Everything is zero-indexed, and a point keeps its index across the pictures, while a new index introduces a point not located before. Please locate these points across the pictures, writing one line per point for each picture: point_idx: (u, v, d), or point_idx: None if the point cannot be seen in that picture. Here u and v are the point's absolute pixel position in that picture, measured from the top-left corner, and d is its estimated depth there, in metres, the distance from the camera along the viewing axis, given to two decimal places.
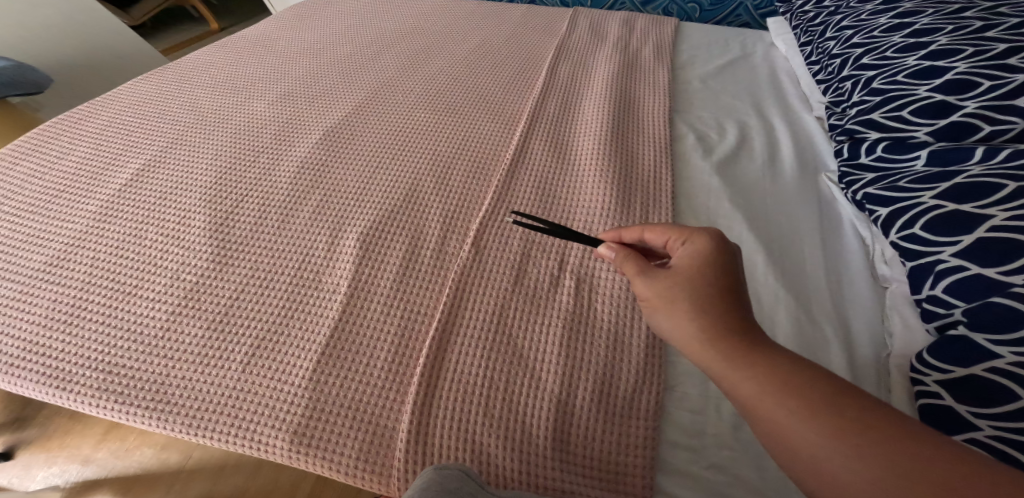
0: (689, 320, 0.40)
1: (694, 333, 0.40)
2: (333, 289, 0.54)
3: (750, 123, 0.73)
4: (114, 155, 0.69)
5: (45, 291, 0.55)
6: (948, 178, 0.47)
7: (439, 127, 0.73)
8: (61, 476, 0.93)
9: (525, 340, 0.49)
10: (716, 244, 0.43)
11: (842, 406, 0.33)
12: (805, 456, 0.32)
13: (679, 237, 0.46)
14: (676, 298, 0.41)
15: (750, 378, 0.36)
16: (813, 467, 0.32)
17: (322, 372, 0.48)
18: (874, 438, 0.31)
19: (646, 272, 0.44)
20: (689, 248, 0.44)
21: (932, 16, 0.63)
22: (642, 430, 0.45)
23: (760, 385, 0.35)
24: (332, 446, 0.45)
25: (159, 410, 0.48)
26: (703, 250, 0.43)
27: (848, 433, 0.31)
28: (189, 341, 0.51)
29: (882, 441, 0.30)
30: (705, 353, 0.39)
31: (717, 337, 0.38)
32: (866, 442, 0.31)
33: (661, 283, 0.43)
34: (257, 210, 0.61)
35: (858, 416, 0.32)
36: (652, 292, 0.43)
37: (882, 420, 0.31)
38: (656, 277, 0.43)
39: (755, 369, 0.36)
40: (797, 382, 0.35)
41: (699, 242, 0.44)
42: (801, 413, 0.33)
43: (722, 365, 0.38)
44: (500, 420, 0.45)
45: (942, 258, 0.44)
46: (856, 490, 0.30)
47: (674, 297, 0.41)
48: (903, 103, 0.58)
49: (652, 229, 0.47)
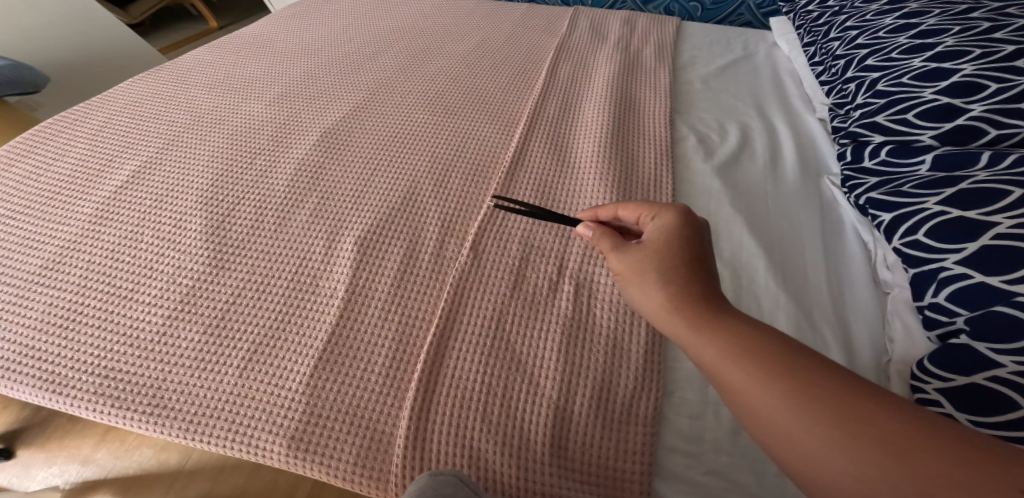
0: (656, 290, 0.42)
1: (659, 300, 0.41)
2: (330, 293, 0.54)
3: (752, 125, 0.72)
4: (109, 156, 0.68)
5: (41, 295, 0.55)
6: (953, 183, 0.46)
7: (437, 129, 0.72)
8: (61, 476, 0.93)
9: (523, 345, 0.49)
10: (683, 219, 0.46)
11: (803, 368, 0.33)
12: (758, 414, 0.33)
13: (649, 212, 0.48)
14: (646, 269, 0.43)
15: (710, 342, 0.37)
16: (773, 426, 0.32)
17: (319, 377, 0.48)
18: (833, 397, 0.31)
19: (621, 247, 0.46)
20: (659, 222, 0.46)
21: (939, 17, 0.63)
22: (640, 436, 0.44)
23: (722, 349, 0.36)
24: (329, 451, 0.45)
25: (155, 415, 0.48)
26: (673, 226, 0.45)
27: (806, 392, 0.32)
28: (186, 345, 0.51)
29: (828, 400, 0.31)
30: (670, 319, 0.40)
31: (682, 305, 0.40)
32: (823, 400, 0.31)
33: (633, 256, 0.45)
34: (253, 212, 0.61)
35: (817, 377, 0.32)
36: (625, 265, 0.45)
37: (840, 381, 0.32)
38: (628, 251, 0.46)
39: (715, 334, 0.37)
40: (759, 346, 0.35)
41: (669, 217, 0.46)
42: (753, 373, 0.34)
43: (687, 333, 0.39)
44: (498, 426, 0.44)
45: (946, 265, 0.43)
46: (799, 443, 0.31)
47: (643, 268, 0.44)
48: (908, 106, 0.57)
49: (624, 207, 0.49)
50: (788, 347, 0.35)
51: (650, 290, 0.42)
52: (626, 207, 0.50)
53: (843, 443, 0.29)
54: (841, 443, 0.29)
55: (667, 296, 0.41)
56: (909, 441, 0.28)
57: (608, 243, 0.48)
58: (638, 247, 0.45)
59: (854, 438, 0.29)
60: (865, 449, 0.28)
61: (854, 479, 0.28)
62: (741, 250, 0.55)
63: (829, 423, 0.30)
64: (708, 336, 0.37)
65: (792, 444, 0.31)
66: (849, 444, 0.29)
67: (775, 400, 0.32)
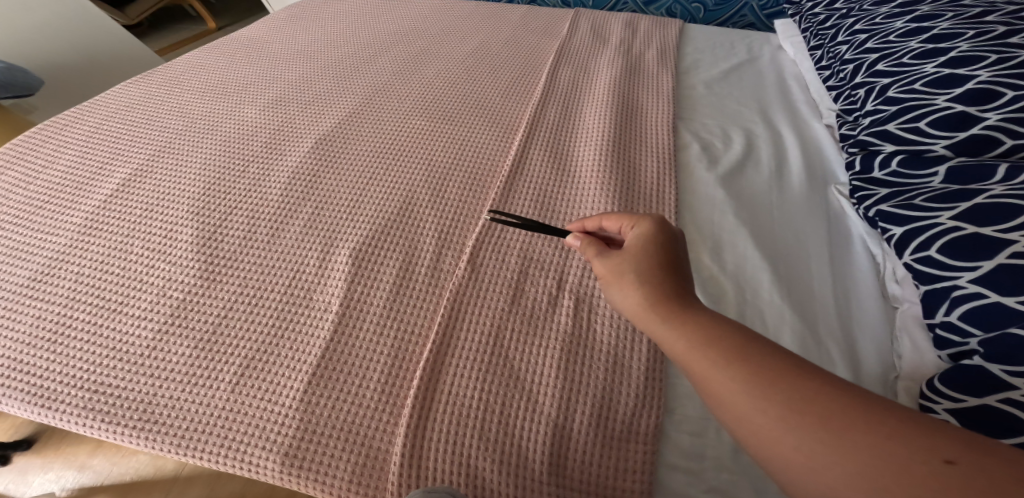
0: (632, 288, 0.41)
1: (632, 295, 0.41)
2: (324, 307, 0.52)
3: (757, 131, 0.71)
4: (100, 164, 0.67)
5: (29, 307, 0.54)
6: (968, 197, 0.44)
7: (434, 136, 0.71)
8: (58, 482, 0.92)
9: (521, 361, 0.48)
10: (663, 226, 0.45)
11: (758, 354, 0.34)
12: (727, 404, 0.33)
13: (630, 222, 0.46)
14: (625, 272, 0.42)
15: (680, 335, 0.37)
16: (728, 408, 0.33)
17: (313, 393, 0.47)
18: (782, 380, 0.32)
19: (602, 251, 0.45)
20: (638, 230, 0.45)
21: (952, 20, 0.61)
22: (640, 454, 0.43)
23: (684, 335, 0.37)
24: (324, 469, 0.43)
25: (146, 431, 0.46)
26: (652, 230, 0.44)
27: (759, 376, 0.32)
28: (176, 359, 0.49)
29: (789, 384, 0.31)
30: (643, 313, 0.40)
31: (654, 299, 0.40)
32: (774, 382, 0.32)
33: (613, 260, 0.44)
34: (246, 221, 0.60)
35: (769, 361, 0.33)
36: (605, 269, 0.44)
37: (791, 365, 0.33)
38: (609, 256, 0.44)
39: (684, 326, 0.37)
40: (718, 333, 0.36)
41: (648, 225, 0.45)
42: (720, 362, 0.34)
43: (657, 325, 0.39)
44: (494, 443, 0.43)
45: (959, 284, 0.42)
46: (766, 430, 0.30)
47: (623, 271, 0.42)
48: (921, 114, 0.56)
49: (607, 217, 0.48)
50: (747, 336, 0.36)
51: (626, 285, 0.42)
52: (609, 217, 0.48)
53: (789, 421, 0.30)
54: (787, 421, 0.30)
55: (645, 292, 0.40)
56: (848, 420, 0.29)
57: (592, 249, 0.46)
58: (619, 252, 0.44)
59: (799, 415, 0.30)
60: (808, 426, 0.29)
61: (798, 454, 0.29)
62: (745, 262, 0.54)
63: (778, 403, 0.31)
64: (671, 324, 0.38)
65: (743, 423, 0.32)
66: (794, 422, 0.30)
67: (730, 382, 0.33)
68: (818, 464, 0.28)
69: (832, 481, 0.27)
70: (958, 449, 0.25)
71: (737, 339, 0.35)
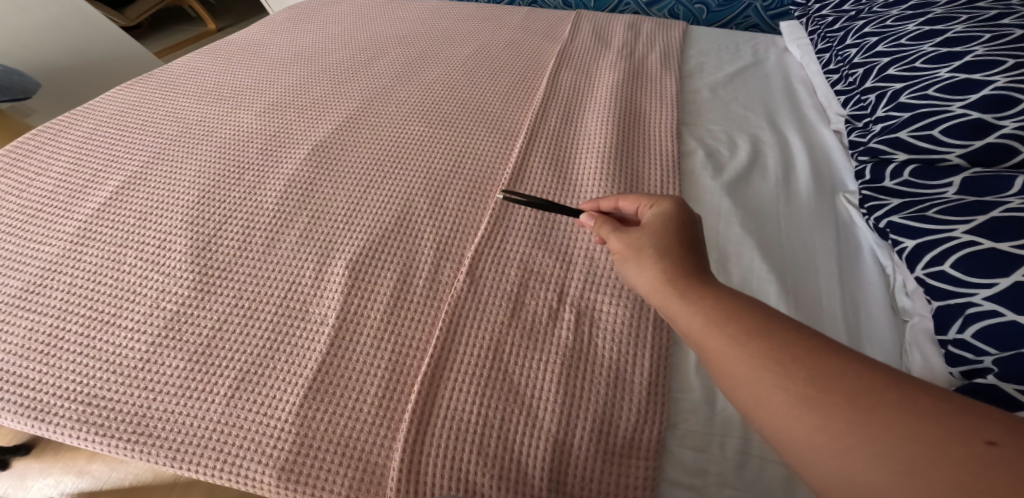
0: (652, 265, 0.41)
1: (652, 272, 0.41)
2: (320, 319, 0.51)
3: (763, 138, 0.69)
4: (93, 172, 0.66)
5: (22, 318, 0.53)
6: (984, 210, 0.43)
7: (433, 142, 0.70)
8: (56, 487, 0.92)
9: (521, 376, 0.46)
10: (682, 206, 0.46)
11: (781, 331, 0.34)
12: (744, 383, 0.32)
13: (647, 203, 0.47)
14: (643, 247, 0.43)
15: (698, 311, 0.37)
16: (747, 386, 0.32)
17: (309, 407, 0.45)
18: (806, 355, 0.31)
19: (620, 229, 0.46)
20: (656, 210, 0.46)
21: (966, 23, 0.60)
22: (641, 471, 0.41)
23: (704, 313, 0.36)
24: (322, 483, 0.42)
25: (139, 445, 0.45)
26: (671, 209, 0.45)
27: (782, 353, 0.32)
28: (170, 372, 0.48)
29: (814, 360, 0.31)
30: (661, 291, 0.40)
31: (674, 276, 0.40)
32: (798, 360, 0.31)
33: (631, 237, 0.44)
34: (241, 231, 0.59)
35: (793, 338, 0.33)
36: (623, 245, 0.44)
37: (816, 342, 0.32)
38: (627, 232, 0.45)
39: (704, 301, 0.37)
40: (738, 312, 0.36)
41: (666, 204, 0.46)
42: (739, 338, 0.34)
43: (676, 303, 0.39)
44: (494, 458, 0.42)
45: (974, 301, 0.41)
46: (787, 410, 0.30)
47: (641, 246, 0.43)
48: (935, 121, 0.54)
49: (625, 198, 0.49)
50: (769, 315, 0.35)
51: (645, 262, 0.42)
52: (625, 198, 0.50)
53: (813, 400, 0.29)
54: (811, 400, 0.29)
55: (663, 268, 0.41)
56: (878, 399, 0.28)
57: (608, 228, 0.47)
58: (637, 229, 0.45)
59: (824, 394, 0.29)
60: (834, 405, 0.28)
61: (821, 435, 0.28)
62: (751, 275, 0.52)
63: (800, 381, 0.30)
64: (690, 302, 0.38)
65: (762, 402, 0.31)
66: (818, 401, 0.29)
67: (751, 360, 0.32)
68: (843, 445, 0.27)
69: (858, 465, 0.26)
70: (997, 430, 0.25)
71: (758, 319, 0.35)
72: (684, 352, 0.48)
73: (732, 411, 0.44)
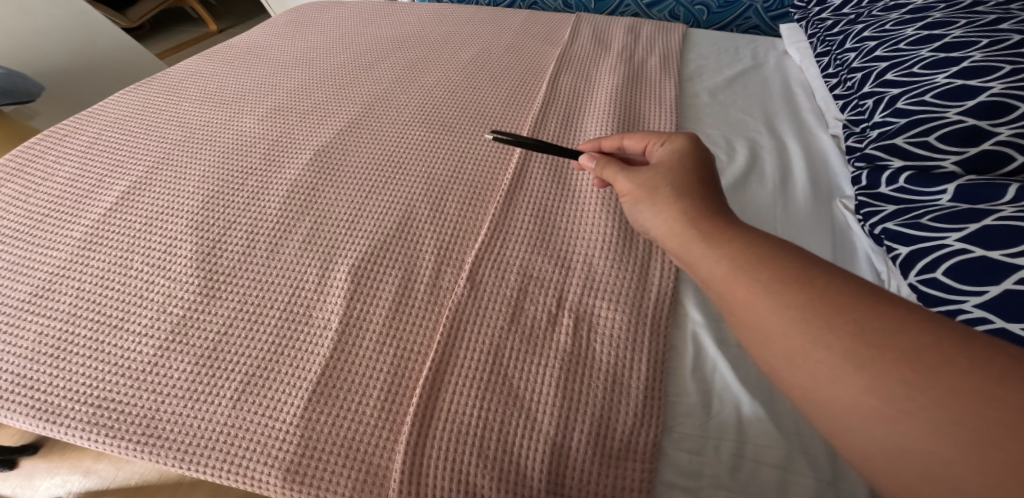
0: (672, 209, 0.43)
1: (675, 217, 0.43)
2: (324, 324, 0.52)
3: (761, 142, 0.70)
4: (99, 177, 0.67)
5: (30, 322, 0.54)
6: (977, 218, 0.44)
7: (434, 147, 0.70)
8: (63, 486, 0.93)
9: (521, 380, 0.47)
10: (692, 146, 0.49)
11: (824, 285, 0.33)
12: (780, 341, 0.33)
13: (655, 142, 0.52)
14: (658, 187, 0.46)
15: (726, 258, 0.37)
16: (785, 347, 0.32)
17: (314, 410, 0.46)
18: (849, 309, 0.31)
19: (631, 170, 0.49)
20: (666, 151, 0.49)
21: (964, 28, 0.60)
22: (636, 472, 0.42)
23: (740, 269, 0.36)
24: (327, 484, 0.43)
25: (149, 445, 0.46)
26: (682, 148, 0.49)
27: (822, 307, 0.32)
28: (178, 376, 0.49)
29: (858, 314, 0.31)
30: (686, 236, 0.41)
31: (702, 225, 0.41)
32: (842, 315, 0.31)
33: (644, 177, 0.47)
34: (245, 237, 0.60)
35: (836, 292, 0.33)
36: (637, 185, 0.47)
37: (860, 297, 0.32)
38: (639, 173, 0.48)
39: (733, 251, 0.38)
40: (773, 264, 0.35)
41: (676, 142, 0.50)
42: (775, 290, 0.34)
43: (705, 251, 0.39)
44: (494, 461, 0.43)
45: (964, 308, 0.42)
46: (829, 368, 0.30)
47: (656, 185, 0.46)
48: (931, 127, 0.55)
49: (630, 136, 0.54)
50: (803, 268, 0.35)
51: (661, 205, 0.44)
52: (630, 137, 0.54)
53: (861, 359, 0.29)
54: (859, 360, 0.29)
55: (682, 213, 0.42)
56: (932, 360, 0.28)
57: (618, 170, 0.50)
58: (649, 171, 0.48)
59: (874, 355, 0.29)
60: (885, 367, 0.28)
61: (871, 399, 0.28)
62: None
63: (846, 339, 0.30)
64: (722, 257, 0.38)
65: (803, 363, 0.31)
66: (864, 362, 0.29)
67: (790, 318, 0.32)
68: (895, 408, 0.27)
69: (916, 432, 0.27)
70: None
71: (788, 274, 0.35)
72: (680, 358, 0.49)
73: (727, 416, 0.44)
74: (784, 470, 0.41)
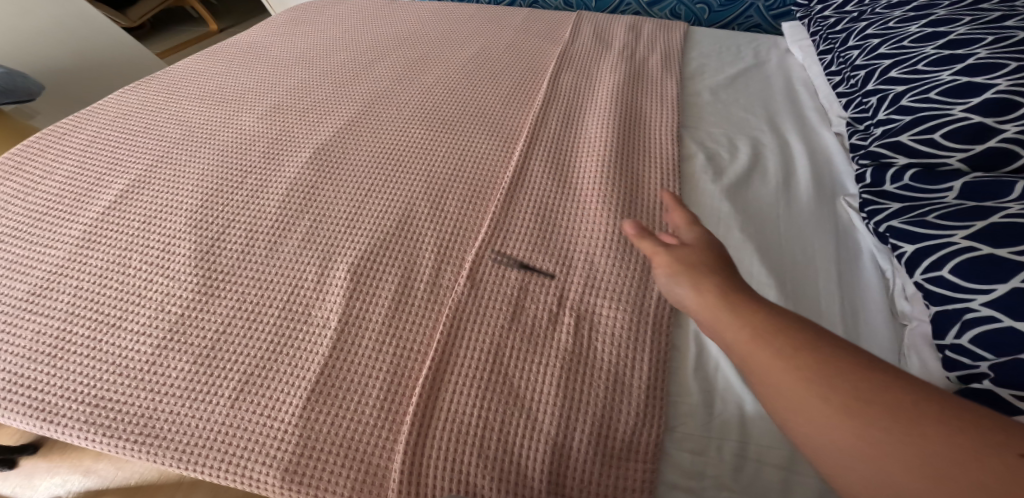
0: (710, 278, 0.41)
1: (704, 286, 0.41)
2: (322, 323, 0.52)
3: (764, 141, 0.69)
4: (98, 175, 0.67)
5: (28, 321, 0.54)
6: (984, 215, 0.44)
7: (434, 146, 0.70)
8: (63, 486, 0.93)
9: (521, 379, 0.46)
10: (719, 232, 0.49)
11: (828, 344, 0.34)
12: (779, 386, 0.33)
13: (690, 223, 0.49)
14: (700, 264, 0.43)
15: (737, 315, 0.38)
16: (782, 393, 0.33)
17: (312, 409, 0.46)
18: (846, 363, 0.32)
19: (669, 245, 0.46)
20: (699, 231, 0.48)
21: (969, 25, 0.60)
22: (638, 473, 0.42)
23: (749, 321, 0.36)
24: (325, 484, 0.43)
25: (147, 445, 0.46)
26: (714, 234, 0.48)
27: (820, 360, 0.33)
28: (176, 375, 0.49)
29: (852, 368, 0.32)
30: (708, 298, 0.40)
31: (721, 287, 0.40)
32: (838, 367, 0.32)
33: (687, 252, 0.45)
34: (244, 235, 0.60)
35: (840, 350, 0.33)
36: (676, 258, 0.44)
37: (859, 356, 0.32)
38: (681, 248, 0.46)
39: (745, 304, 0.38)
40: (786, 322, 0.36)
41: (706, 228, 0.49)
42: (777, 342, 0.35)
43: (724, 311, 0.39)
44: (494, 461, 0.42)
45: (972, 307, 0.41)
46: (821, 413, 0.31)
47: (697, 263, 0.43)
48: (936, 125, 0.54)
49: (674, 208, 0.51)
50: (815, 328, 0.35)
51: (699, 278, 0.42)
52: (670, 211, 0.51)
53: (851, 407, 0.30)
54: (848, 408, 0.30)
55: (713, 281, 0.41)
56: (916, 413, 0.28)
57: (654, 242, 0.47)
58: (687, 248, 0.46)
59: (861, 403, 0.30)
60: (873, 415, 0.29)
61: (859, 443, 0.29)
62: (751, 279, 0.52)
63: (837, 389, 0.31)
64: (730, 310, 0.38)
65: (797, 407, 0.32)
66: (853, 409, 0.30)
67: (791, 368, 0.33)
68: (879, 453, 0.28)
69: (901, 474, 0.27)
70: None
71: (781, 323, 0.36)
72: (683, 357, 0.48)
73: (730, 416, 0.44)
74: (789, 470, 0.41)
